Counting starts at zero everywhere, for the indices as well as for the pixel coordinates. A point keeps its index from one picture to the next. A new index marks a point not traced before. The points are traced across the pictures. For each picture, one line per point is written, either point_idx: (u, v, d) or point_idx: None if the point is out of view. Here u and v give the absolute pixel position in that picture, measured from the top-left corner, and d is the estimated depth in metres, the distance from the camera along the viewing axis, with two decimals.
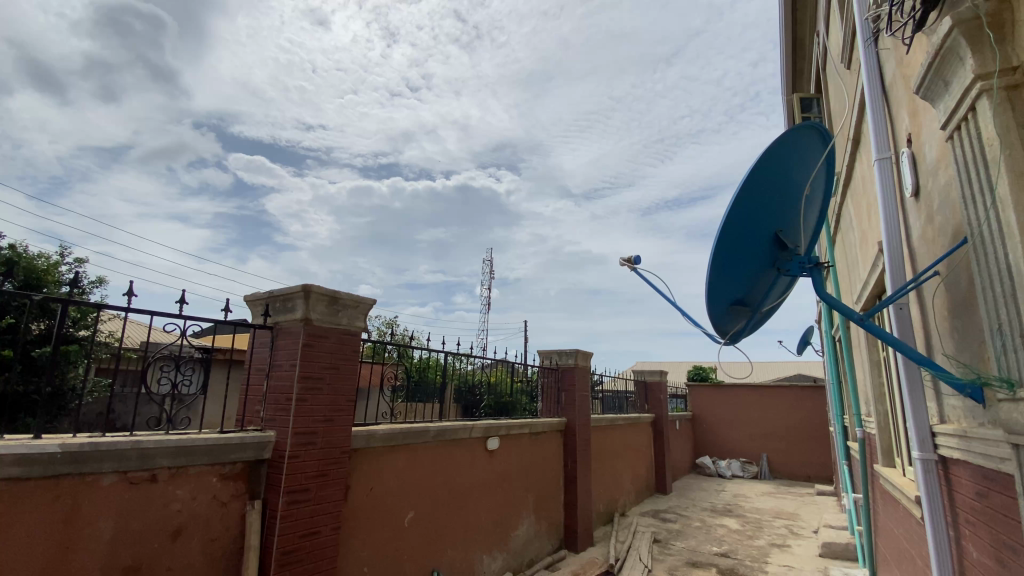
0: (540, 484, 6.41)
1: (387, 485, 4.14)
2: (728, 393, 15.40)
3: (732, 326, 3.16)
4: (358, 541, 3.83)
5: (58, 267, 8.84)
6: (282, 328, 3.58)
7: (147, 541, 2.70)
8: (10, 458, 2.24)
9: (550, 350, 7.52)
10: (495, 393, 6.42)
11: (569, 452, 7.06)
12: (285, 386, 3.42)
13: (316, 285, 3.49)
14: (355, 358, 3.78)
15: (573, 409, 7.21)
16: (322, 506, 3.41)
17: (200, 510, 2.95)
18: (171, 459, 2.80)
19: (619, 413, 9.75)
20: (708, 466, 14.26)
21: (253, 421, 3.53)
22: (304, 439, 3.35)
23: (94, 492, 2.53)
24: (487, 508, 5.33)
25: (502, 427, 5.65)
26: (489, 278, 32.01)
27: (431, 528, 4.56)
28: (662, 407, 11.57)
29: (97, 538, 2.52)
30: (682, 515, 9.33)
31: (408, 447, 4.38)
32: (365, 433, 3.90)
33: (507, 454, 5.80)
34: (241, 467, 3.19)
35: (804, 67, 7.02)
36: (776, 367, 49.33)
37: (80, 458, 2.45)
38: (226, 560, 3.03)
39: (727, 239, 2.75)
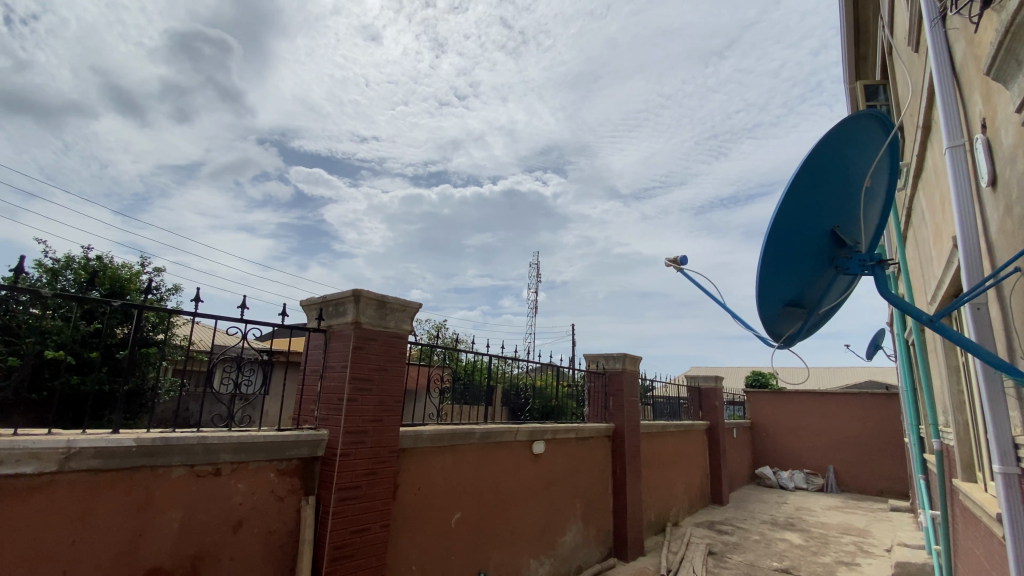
0: (587, 490, 6.31)
1: (434, 485, 4.22)
2: (789, 400, 14.61)
3: (787, 328, 3.01)
4: (406, 539, 3.93)
5: (138, 276, 9.65)
6: (334, 331, 3.74)
7: (212, 531, 2.89)
8: (92, 451, 2.46)
9: (597, 354, 7.41)
10: (542, 397, 6.40)
11: (618, 458, 6.91)
12: (337, 387, 3.56)
13: (365, 289, 3.63)
14: (402, 360, 3.89)
15: (622, 415, 7.06)
16: (371, 503, 3.52)
17: (260, 503, 3.12)
18: (232, 454, 2.98)
19: (670, 420, 9.46)
20: (768, 476, 13.54)
21: (308, 420, 3.70)
22: (354, 438, 3.47)
23: (164, 483, 2.73)
24: (533, 513, 5.31)
25: (548, 431, 5.62)
26: (536, 282, 32.06)
27: (478, 529, 4.60)
28: (717, 414, 11.11)
29: (166, 527, 2.72)
30: (740, 527, 8.92)
31: (454, 449, 4.45)
32: (412, 433, 3.99)
33: (554, 459, 5.75)
34: (296, 463, 3.35)
35: (868, 52, 6.58)
36: (843, 373, 46.28)
37: (152, 452, 2.65)
38: (283, 552, 3.19)
39: (778, 237, 2.62)
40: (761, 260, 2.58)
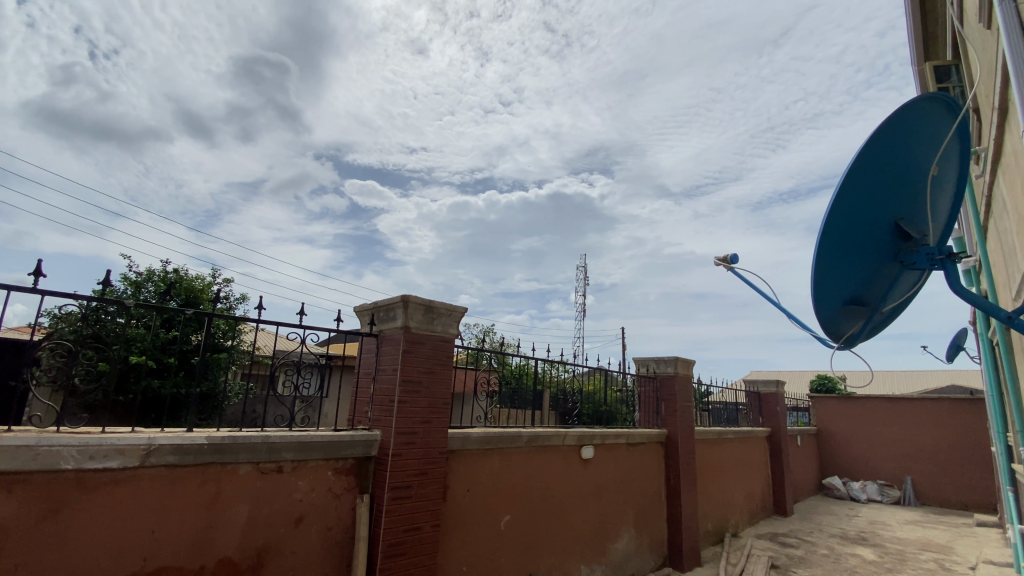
0: (639, 497, 6.18)
1: (484, 487, 4.29)
2: (859, 406, 13.68)
3: (847, 328, 2.85)
4: (457, 540, 4.01)
5: (210, 286, 10.40)
6: (385, 335, 3.89)
7: (275, 525, 3.07)
8: (168, 448, 2.67)
9: (647, 358, 7.25)
10: (591, 402, 6.35)
11: (671, 465, 6.73)
12: (388, 389, 3.70)
13: (413, 294, 3.75)
14: (449, 363, 3.98)
15: (675, 420, 6.86)
16: (422, 503, 3.63)
17: (318, 500, 3.29)
18: (293, 453, 3.16)
19: (728, 426, 9.10)
20: (837, 487, 12.73)
21: (362, 421, 3.86)
22: (405, 438, 3.59)
23: (233, 479, 2.93)
24: (583, 518, 5.27)
25: (597, 436, 5.55)
26: (585, 285, 31.71)
27: (528, 533, 4.62)
28: (779, 421, 10.56)
29: (235, 520, 2.92)
30: (806, 540, 8.44)
31: (502, 451, 4.49)
32: (461, 435, 4.07)
33: (603, 465, 5.68)
34: (352, 462, 3.50)
35: (938, 31, 6.12)
36: (921, 376, 42.79)
37: (221, 449, 2.86)
38: (341, 547, 3.35)
39: (833, 233, 2.49)
40: (815, 258, 2.46)
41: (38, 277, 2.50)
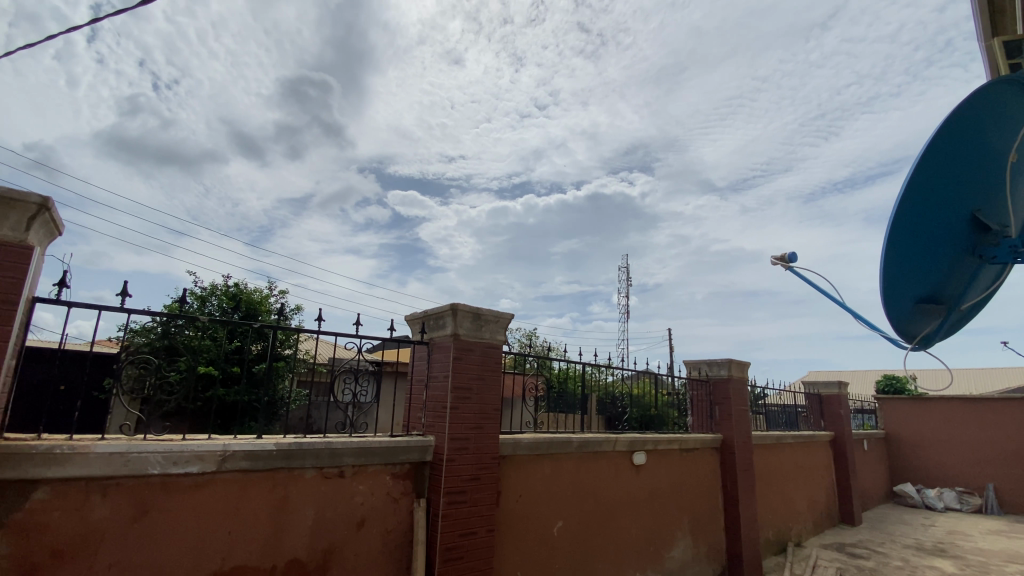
0: (694, 503, 6.02)
1: (536, 492, 4.31)
2: (933, 408, 12.74)
3: (923, 327, 2.72)
4: (511, 545, 4.04)
5: (268, 298, 10.97)
6: (436, 343, 3.98)
7: (339, 528, 3.20)
8: (241, 453, 2.84)
9: (698, 360, 7.05)
10: (640, 406, 6.25)
11: (727, 471, 6.50)
12: (440, 396, 3.78)
13: (461, 302, 3.82)
14: (498, 369, 4.03)
15: (730, 425, 6.62)
16: (477, 508, 3.68)
17: (378, 504, 3.39)
18: (354, 457, 3.28)
19: (787, 430, 8.70)
20: (910, 495, 11.88)
21: (416, 427, 3.96)
22: (458, 444, 3.66)
23: (299, 483, 3.08)
24: (637, 525, 5.18)
25: (649, 442, 5.45)
26: (628, 287, 31.22)
27: (581, 539, 4.59)
28: (842, 424, 9.98)
29: (303, 521, 3.07)
30: (878, 551, 7.92)
31: (553, 457, 4.49)
32: (512, 441, 4.11)
33: (656, 471, 5.56)
34: (408, 467, 3.60)
35: (1006, 3, 5.68)
36: (1003, 374, 39.33)
37: (288, 455, 3.01)
38: (401, 550, 3.44)
39: (905, 217, 2.36)
40: (883, 246, 2.34)
41: (124, 297, 2.72)
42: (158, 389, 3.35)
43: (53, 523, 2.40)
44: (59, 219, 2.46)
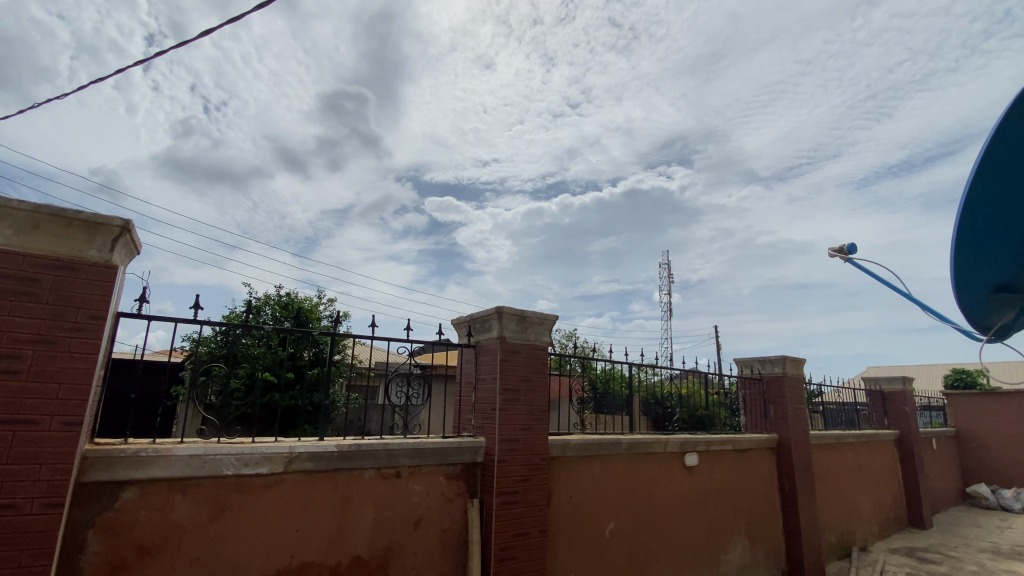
0: (750, 505, 5.83)
1: (587, 494, 4.29)
2: (1010, 403, 11.78)
3: (996, 317, 2.58)
4: (564, 546, 4.05)
5: (317, 306, 11.42)
6: (483, 346, 4.04)
7: (398, 527, 3.30)
8: (305, 455, 2.98)
9: (750, 358, 6.83)
10: (687, 406, 6.14)
11: (784, 472, 6.26)
12: (489, 398, 3.84)
13: (507, 305, 3.87)
14: (545, 370, 4.05)
15: (787, 425, 6.36)
16: (530, 508, 3.72)
17: (433, 503, 3.48)
18: (409, 458, 3.38)
19: (846, 429, 8.28)
20: (985, 496, 11.04)
21: (467, 428, 4.04)
22: (509, 445, 3.70)
23: (359, 482, 3.20)
24: (691, 528, 5.06)
25: (701, 442, 5.32)
26: (670, 285, 30.55)
27: (634, 541, 4.54)
28: (908, 422, 9.39)
29: (364, 521, 3.18)
30: (952, 556, 7.40)
31: (603, 459, 4.46)
32: (560, 442, 4.12)
33: (709, 471, 5.41)
34: (460, 468, 3.67)
35: None
36: None
37: (349, 456, 3.13)
38: (456, 549, 3.52)
39: (993, 174, 2.20)
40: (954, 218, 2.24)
41: (196, 309, 2.91)
42: (222, 395, 3.54)
43: (139, 522, 2.59)
44: (138, 239, 2.67)
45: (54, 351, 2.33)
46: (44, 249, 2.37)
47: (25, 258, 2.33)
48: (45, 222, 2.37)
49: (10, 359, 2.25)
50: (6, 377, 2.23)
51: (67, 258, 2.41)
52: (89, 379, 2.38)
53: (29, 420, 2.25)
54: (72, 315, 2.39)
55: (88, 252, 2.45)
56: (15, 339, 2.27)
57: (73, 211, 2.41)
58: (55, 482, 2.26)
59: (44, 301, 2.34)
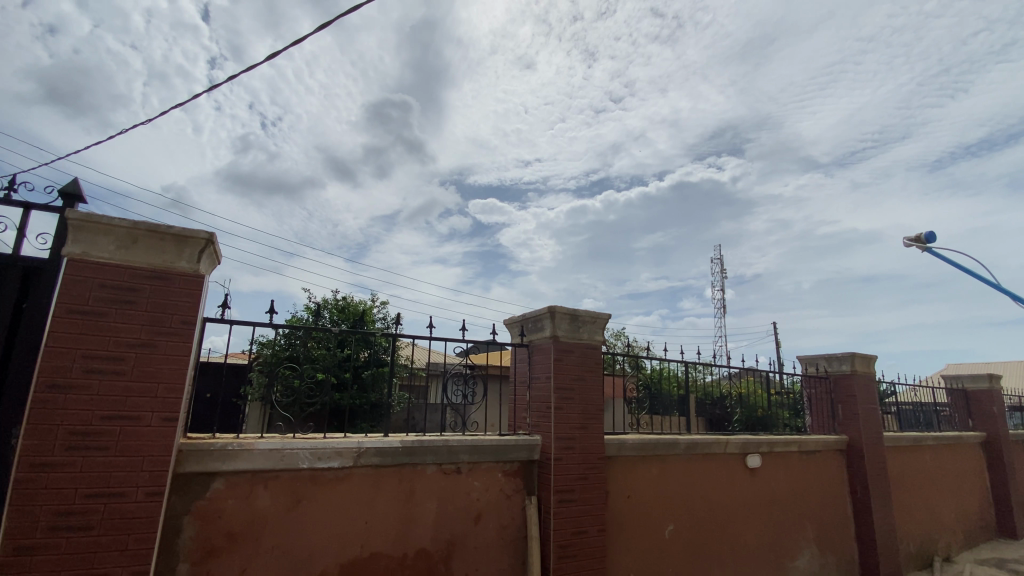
0: (819, 510, 5.55)
1: (645, 495, 4.24)
2: None
3: None
4: (623, 547, 4.02)
5: (371, 309, 11.86)
6: (536, 345, 4.08)
7: (459, 522, 3.41)
8: (372, 450, 3.14)
9: (815, 355, 6.51)
10: (746, 407, 5.93)
11: (856, 476, 5.92)
12: (544, 396, 3.88)
13: (559, 305, 3.89)
14: (599, 369, 4.04)
15: (858, 426, 6.02)
16: (587, 507, 3.73)
17: (493, 499, 3.56)
18: (468, 454, 3.49)
19: (925, 431, 7.71)
20: None
21: (522, 426, 4.09)
22: (565, 443, 3.73)
23: (422, 477, 3.33)
24: (755, 532, 4.90)
25: (764, 444, 5.13)
26: (721, 280, 29.46)
27: (695, 542, 4.45)
28: (997, 424, 8.62)
29: (428, 514, 3.31)
30: None
31: (661, 459, 4.40)
32: (617, 441, 4.10)
33: (772, 473, 5.21)
34: (518, 466, 3.74)
35: None
36: None
37: (412, 451, 3.27)
38: (516, 545, 3.58)
39: None
40: None
41: (271, 313, 3.12)
42: (291, 394, 3.75)
43: (227, 510, 2.81)
44: (220, 250, 2.90)
45: (153, 353, 2.58)
46: (140, 262, 2.62)
47: (126, 270, 2.59)
48: (141, 237, 2.62)
49: (115, 361, 2.50)
50: (113, 377, 2.48)
51: (161, 269, 2.66)
52: (181, 379, 2.62)
53: (134, 416, 2.50)
54: (168, 321, 2.63)
55: (178, 263, 2.69)
56: (119, 342, 2.52)
57: (165, 227, 2.65)
58: (156, 472, 2.50)
59: (143, 308, 2.59)
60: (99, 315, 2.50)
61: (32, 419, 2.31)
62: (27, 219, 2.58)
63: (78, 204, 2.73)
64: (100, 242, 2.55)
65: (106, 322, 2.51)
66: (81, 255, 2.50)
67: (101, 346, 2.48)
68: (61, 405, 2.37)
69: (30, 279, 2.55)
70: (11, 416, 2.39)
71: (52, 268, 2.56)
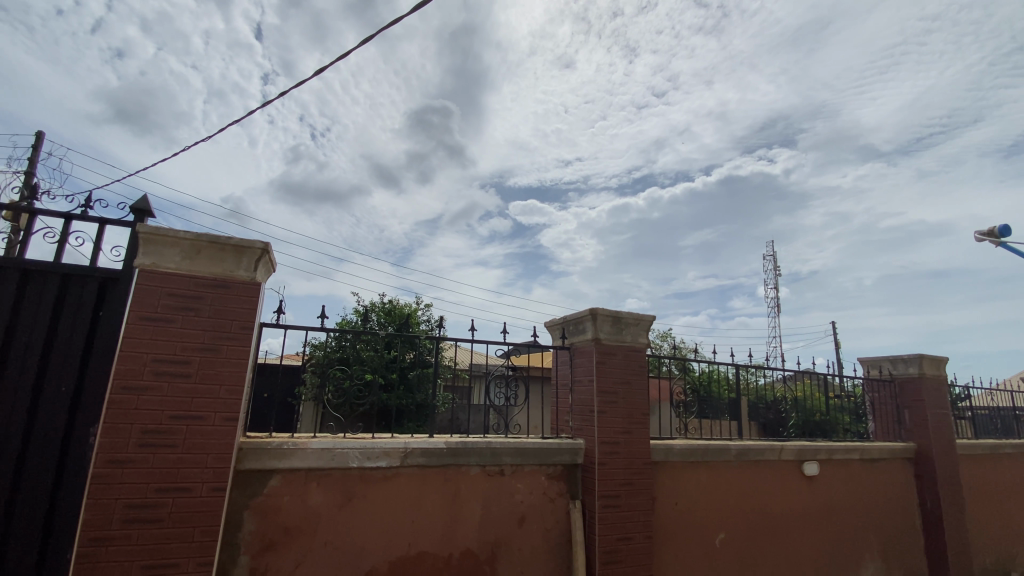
0: (884, 522, 5.22)
1: (693, 503, 4.12)
2: None
3: None
4: (671, 555, 3.93)
5: (416, 311, 12.13)
6: (578, 348, 4.05)
7: (505, 524, 3.43)
8: (418, 450, 3.22)
9: (878, 357, 6.11)
10: (802, 411, 5.65)
11: (926, 486, 5.52)
12: (587, 399, 3.84)
13: (601, 307, 3.85)
14: (643, 372, 3.97)
15: (927, 433, 5.62)
16: (633, 513, 3.66)
17: (537, 503, 3.57)
18: (511, 457, 3.51)
19: (1004, 439, 7.09)
20: None
21: (565, 430, 4.07)
22: (609, 448, 3.69)
23: (467, 479, 3.38)
24: (812, 543, 4.66)
25: (821, 450, 4.88)
26: (772, 278, 28.24)
27: (747, 551, 4.29)
28: None
29: (472, 515, 3.35)
30: None
31: (710, 465, 4.26)
32: (663, 446, 4.01)
33: (831, 481, 4.94)
34: (561, 469, 3.72)
35: None
36: None
37: (456, 453, 3.33)
38: (561, 548, 3.57)
39: None
40: None
41: (321, 317, 3.25)
42: (341, 394, 3.88)
43: (283, 506, 2.95)
44: (275, 259, 3.05)
45: (215, 357, 2.74)
46: (203, 271, 2.80)
47: (190, 280, 2.77)
48: (204, 248, 2.80)
49: (181, 364, 2.68)
50: (180, 379, 2.66)
51: (221, 277, 2.83)
52: (241, 381, 2.78)
53: (200, 416, 2.67)
54: (228, 326, 2.80)
55: (237, 271, 2.86)
56: (186, 347, 2.70)
57: (225, 238, 2.82)
58: (219, 469, 2.66)
59: (206, 315, 2.76)
60: (167, 321, 2.69)
61: (110, 418, 2.51)
62: (103, 233, 2.81)
63: (148, 218, 2.95)
64: (167, 253, 2.74)
65: (173, 328, 2.69)
66: (151, 265, 2.70)
67: (169, 350, 2.67)
68: (135, 404, 2.56)
69: (106, 289, 2.76)
70: (90, 416, 2.60)
71: (126, 279, 2.77)
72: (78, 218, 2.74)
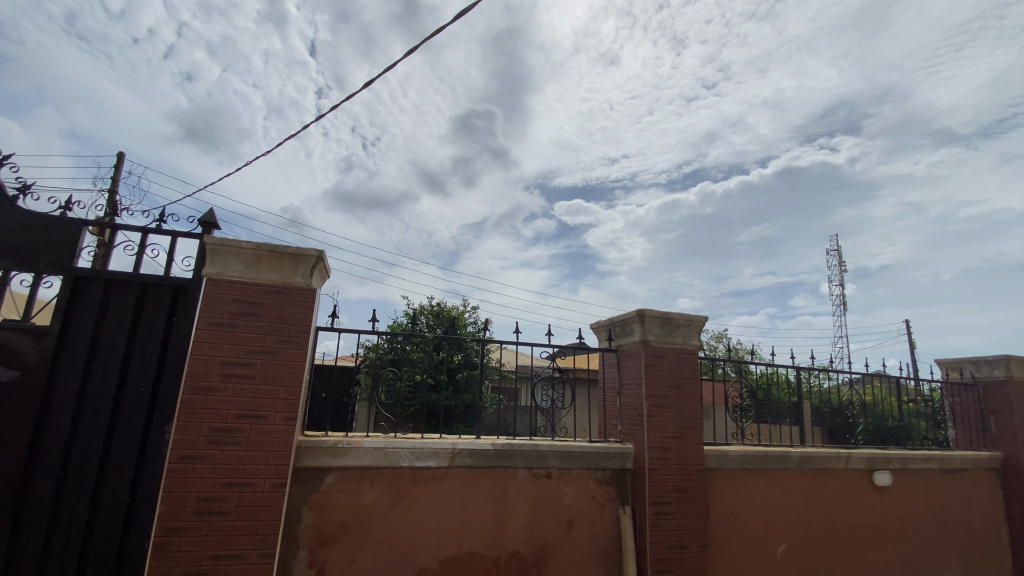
0: (968, 538, 4.78)
1: (751, 512, 3.94)
2: None
3: None
4: (728, 565, 3.77)
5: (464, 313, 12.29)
6: (625, 350, 3.97)
7: (553, 528, 3.41)
8: (466, 451, 3.27)
9: (958, 359, 5.62)
10: (872, 416, 5.27)
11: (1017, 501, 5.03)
12: (636, 403, 3.76)
13: (648, 308, 3.76)
14: (694, 375, 3.84)
15: (1018, 443, 5.11)
16: (685, 521, 3.55)
17: (585, 507, 3.53)
18: (558, 460, 3.49)
19: None
20: None
21: (614, 434, 4.00)
22: (660, 453, 3.59)
23: (514, 481, 3.39)
24: (884, 558, 4.34)
25: (894, 459, 4.53)
26: (834, 274, 26.63)
27: (810, 565, 4.05)
28: None
29: (519, 517, 3.36)
30: None
31: (770, 473, 4.06)
32: (717, 452, 3.86)
33: (906, 492, 4.58)
34: (610, 473, 3.66)
35: None
36: None
37: (503, 454, 3.35)
38: (610, 555, 3.51)
39: None
40: None
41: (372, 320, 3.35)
42: (392, 395, 3.99)
43: (339, 503, 3.06)
44: (328, 265, 3.19)
45: (274, 359, 2.89)
46: (264, 278, 2.96)
47: (252, 286, 2.94)
48: (263, 256, 2.97)
49: (245, 367, 2.84)
50: (244, 380, 2.83)
51: (280, 284, 2.98)
52: (299, 383, 2.92)
53: (262, 415, 2.82)
54: (286, 330, 2.95)
55: (294, 278, 3.01)
56: (248, 350, 2.86)
57: (283, 247, 2.97)
58: (279, 466, 2.80)
59: (266, 320, 2.92)
60: (232, 326, 2.86)
61: (184, 416, 2.70)
62: (175, 245, 3.02)
63: (214, 231, 3.16)
64: (231, 262, 2.92)
65: (237, 333, 2.86)
66: (217, 274, 2.89)
67: (234, 353, 2.84)
68: (205, 404, 2.74)
69: (179, 297, 2.98)
70: (165, 414, 2.81)
71: (195, 287, 2.98)
72: (153, 232, 2.97)
